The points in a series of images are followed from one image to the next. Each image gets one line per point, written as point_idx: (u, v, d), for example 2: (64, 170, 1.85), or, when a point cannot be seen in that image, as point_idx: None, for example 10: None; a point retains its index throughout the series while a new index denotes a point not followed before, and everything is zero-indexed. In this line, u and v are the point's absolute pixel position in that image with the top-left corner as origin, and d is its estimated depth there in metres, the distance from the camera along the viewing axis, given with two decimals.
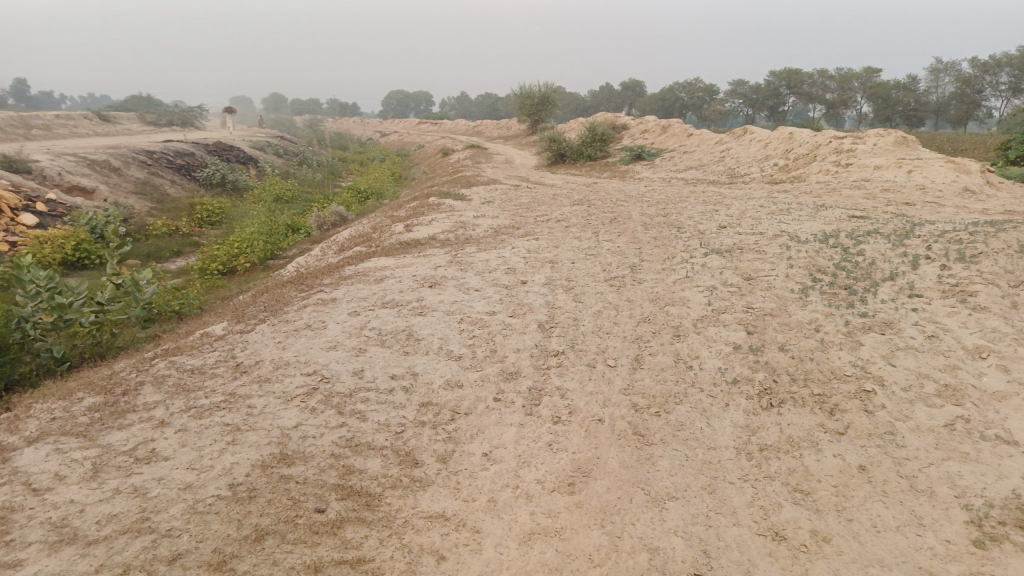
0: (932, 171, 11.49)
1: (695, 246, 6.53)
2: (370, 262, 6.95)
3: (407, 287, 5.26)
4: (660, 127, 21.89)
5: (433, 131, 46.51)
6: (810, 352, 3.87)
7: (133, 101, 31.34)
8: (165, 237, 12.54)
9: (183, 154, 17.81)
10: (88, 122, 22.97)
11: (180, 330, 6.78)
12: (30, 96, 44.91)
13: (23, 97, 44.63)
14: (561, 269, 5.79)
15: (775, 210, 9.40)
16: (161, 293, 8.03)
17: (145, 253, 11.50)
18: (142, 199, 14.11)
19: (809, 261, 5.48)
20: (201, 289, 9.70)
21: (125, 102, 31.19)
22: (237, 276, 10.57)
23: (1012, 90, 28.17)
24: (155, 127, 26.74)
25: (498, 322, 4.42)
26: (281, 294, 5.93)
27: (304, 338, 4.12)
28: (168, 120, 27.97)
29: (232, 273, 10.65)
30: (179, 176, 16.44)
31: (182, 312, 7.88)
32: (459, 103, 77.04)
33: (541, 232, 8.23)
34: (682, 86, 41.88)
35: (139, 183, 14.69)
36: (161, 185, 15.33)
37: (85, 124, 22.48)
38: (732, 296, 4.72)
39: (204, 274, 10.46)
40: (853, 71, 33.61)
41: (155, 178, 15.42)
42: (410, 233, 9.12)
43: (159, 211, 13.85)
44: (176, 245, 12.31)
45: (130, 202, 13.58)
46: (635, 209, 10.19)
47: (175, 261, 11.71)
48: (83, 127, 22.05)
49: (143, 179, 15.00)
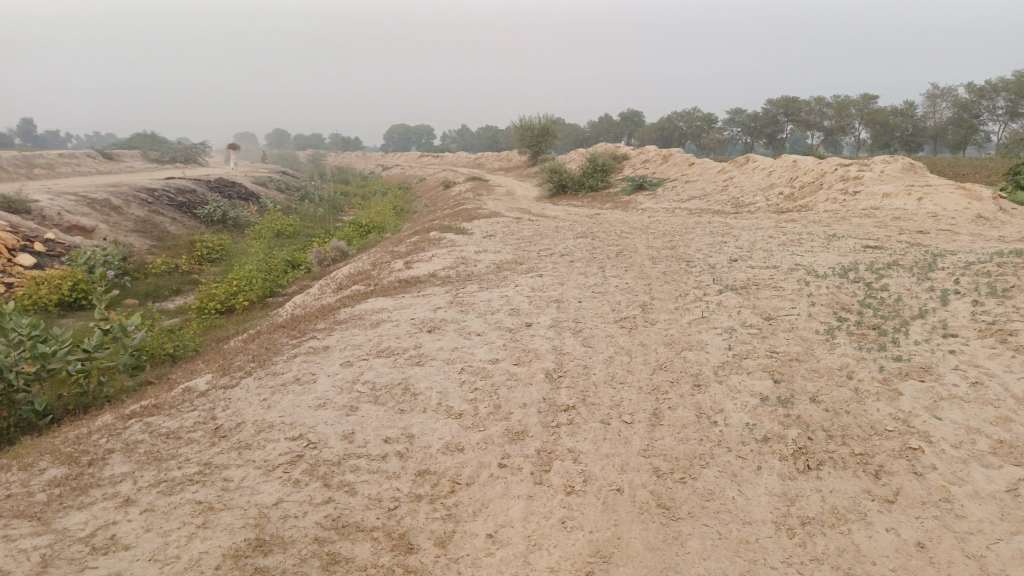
0: (943, 198, 11.21)
1: (707, 282, 6.21)
2: (367, 303, 6.64)
3: (405, 332, 4.93)
4: (661, 156, 21.75)
5: (434, 164, 46.63)
6: (845, 404, 3.53)
7: (137, 138, 31.31)
8: (163, 275, 12.27)
9: (184, 191, 17.61)
10: (89, 160, 22.88)
11: (170, 377, 6.44)
12: (36, 136, 45.08)
13: (27, 136, 44.90)
14: (567, 309, 5.47)
15: (785, 241, 9.11)
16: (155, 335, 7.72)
17: (142, 292, 11.22)
18: (141, 237, 13.85)
19: (832, 297, 5.15)
20: (197, 330, 9.38)
21: (129, 139, 31.18)
22: (234, 315, 10.26)
23: (1010, 115, 28.10)
24: (156, 164, 26.67)
25: (502, 371, 4.08)
26: (273, 339, 5.62)
27: (291, 395, 3.78)
28: (170, 157, 27.93)
29: (230, 311, 10.35)
30: (179, 214, 16.21)
31: (176, 355, 7.56)
32: (459, 136, 77.50)
33: (545, 268, 7.93)
34: (681, 115, 41.98)
35: (139, 221, 14.47)
36: (160, 222, 15.10)
37: (86, 162, 22.37)
38: (753, 339, 4.39)
39: (202, 313, 10.16)
40: (850, 98, 33.67)
41: (155, 216, 15.19)
42: (410, 270, 8.83)
43: (158, 249, 13.59)
44: (175, 283, 12.04)
45: (129, 240, 13.33)
46: (641, 241, 9.90)
47: (173, 300, 11.43)
48: (84, 165, 21.94)
49: (142, 217, 14.78)
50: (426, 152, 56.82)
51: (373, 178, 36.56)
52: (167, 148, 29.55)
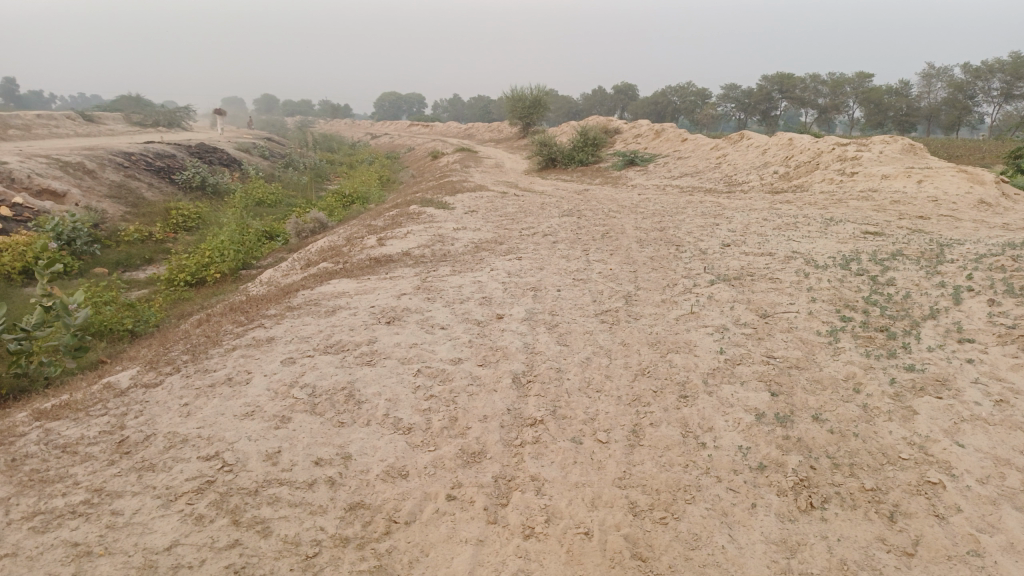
0: (944, 181, 10.74)
1: (698, 270, 5.72)
2: (332, 284, 6.13)
3: (360, 323, 4.42)
4: (653, 131, 21.18)
5: (423, 133, 45.79)
6: (853, 425, 3.06)
7: (121, 99, 30.33)
8: (136, 243, 11.67)
9: (163, 155, 16.88)
10: (68, 121, 22.01)
11: (122, 356, 5.90)
12: (18, 95, 43.82)
13: (9, 95, 43.64)
14: (544, 299, 4.97)
15: (781, 224, 8.63)
16: (114, 310, 7.12)
17: (113, 261, 10.64)
18: (115, 203, 13.18)
19: (834, 292, 4.68)
20: (164, 304, 8.81)
21: (113, 101, 30.19)
22: (205, 287, 9.70)
23: (1004, 96, 27.66)
24: (138, 127, 25.78)
25: (464, 374, 3.59)
26: (222, 323, 5.11)
27: (216, 402, 3.28)
28: (153, 120, 27.03)
29: (201, 283, 9.78)
30: (156, 179, 15.51)
31: (136, 331, 6.97)
32: (450, 104, 76.35)
33: (525, 249, 7.42)
34: (675, 90, 41.20)
35: (114, 186, 13.80)
36: (136, 187, 14.43)
37: (65, 123, 21.50)
38: (749, 341, 3.91)
39: (171, 285, 9.58)
40: (846, 75, 33.08)
41: (131, 181, 14.51)
42: (383, 247, 8.28)
43: (131, 215, 12.95)
44: (148, 252, 11.45)
45: (103, 206, 12.67)
46: (630, 221, 9.39)
47: (145, 270, 10.85)
48: (62, 126, 21.09)
49: (118, 182, 14.10)
50: (417, 122, 55.79)
51: (360, 146, 35.73)
52: (151, 111, 28.66)
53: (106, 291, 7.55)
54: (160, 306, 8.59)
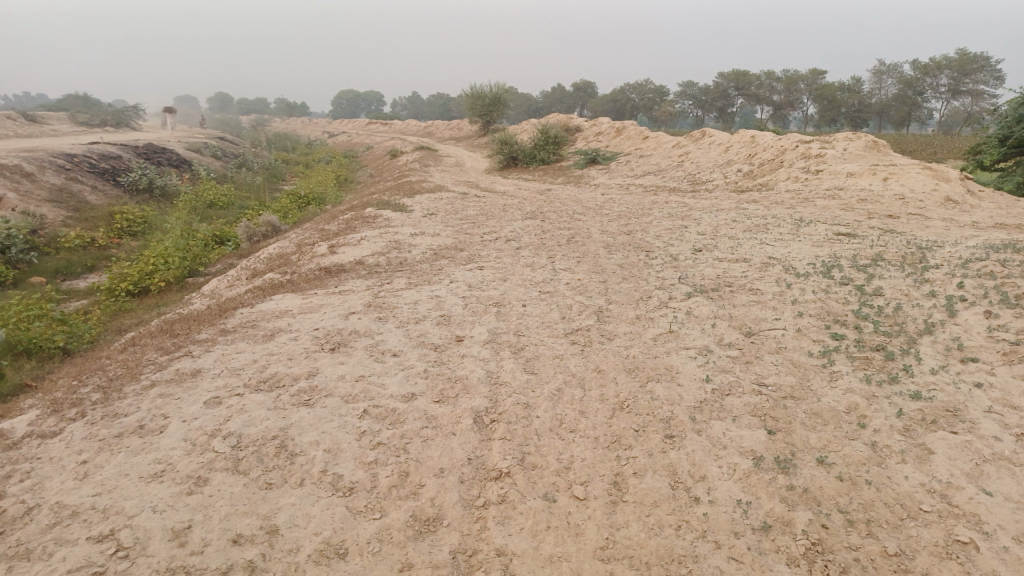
0: (909, 179, 10.56)
1: (672, 280, 5.32)
2: (278, 299, 5.60)
3: (301, 350, 3.91)
4: (613, 129, 20.89)
5: (381, 132, 44.94)
6: (864, 470, 2.68)
7: (66, 99, 28.98)
8: (77, 250, 10.90)
9: (108, 156, 15.98)
10: (9, 121, 20.82)
11: (46, 381, 5.23)
12: None
13: None
14: (508, 317, 4.51)
15: (751, 226, 8.31)
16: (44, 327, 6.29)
17: (51, 269, 9.88)
18: (56, 207, 12.33)
19: (821, 305, 4.32)
20: (102, 316, 8.12)
21: (58, 100, 28.87)
22: (149, 297, 9.01)
23: (952, 92, 28.10)
24: (84, 127, 24.60)
25: (417, 414, 3.12)
26: (152, 347, 4.54)
27: (123, 459, 2.76)
28: (100, 120, 25.84)
29: (144, 293, 9.08)
30: (101, 182, 14.63)
31: (68, 348, 6.07)
32: (408, 102, 75.44)
33: (486, 257, 6.96)
34: (634, 87, 41.10)
35: (54, 189, 12.91)
36: (78, 190, 13.56)
37: (4, 123, 20.33)
38: (736, 366, 3.51)
39: (111, 295, 8.87)
40: (800, 73, 33.29)
41: (73, 184, 13.63)
42: (335, 255, 7.74)
43: (72, 220, 12.13)
44: (90, 258, 10.71)
45: (42, 211, 11.83)
46: (596, 224, 9.00)
47: (85, 278, 10.11)
48: (2, 126, 19.95)
49: (58, 185, 13.21)
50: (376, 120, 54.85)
51: (316, 146, 34.82)
52: (97, 111, 27.44)
53: (35, 303, 6.88)
54: (97, 319, 7.91)
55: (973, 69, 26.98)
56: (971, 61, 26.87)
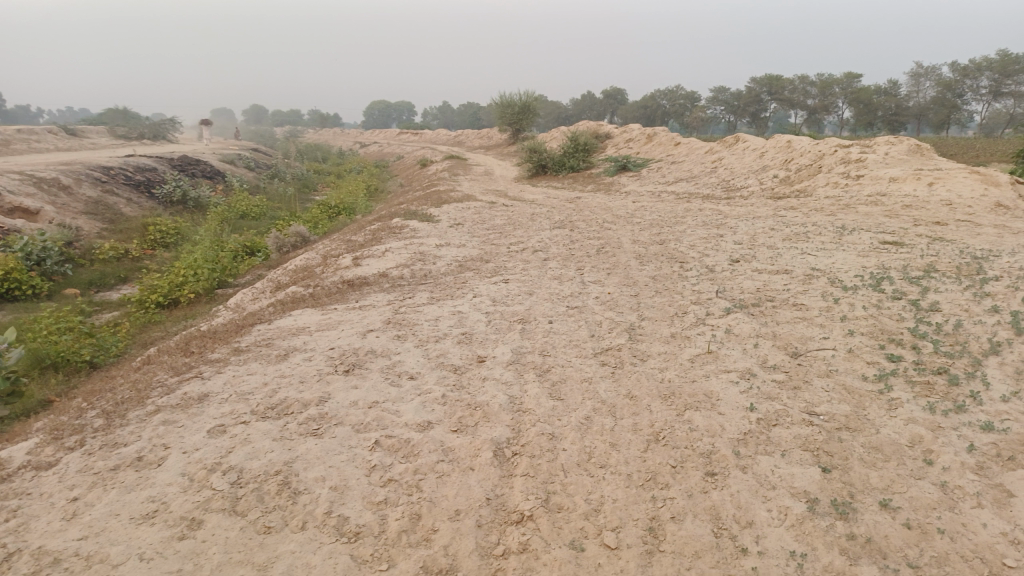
0: (956, 183, 10.08)
1: (708, 294, 5.01)
2: (299, 314, 5.40)
3: (314, 373, 3.69)
4: (645, 135, 20.55)
5: (412, 141, 45.04)
6: (934, 516, 2.35)
7: (106, 113, 29.48)
8: (110, 262, 10.90)
9: (143, 169, 16.09)
10: (50, 136, 21.17)
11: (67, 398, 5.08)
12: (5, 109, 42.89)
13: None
14: (534, 335, 4.25)
15: (790, 235, 7.95)
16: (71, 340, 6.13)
17: (84, 281, 9.87)
18: (91, 219, 12.38)
19: (872, 323, 3.98)
20: (130, 329, 8.02)
21: (98, 115, 29.38)
22: (178, 309, 8.91)
23: (994, 94, 27.27)
24: (123, 140, 24.95)
25: (433, 446, 2.87)
26: (168, 366, 4.35)
27: (117, 497, 2.55)
28: (138, 133, 26.20)
29: (173, 305, 8.99)
30: (135, 194, 14.71)
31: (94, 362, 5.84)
32: (439, 112, 75.75)
33: (513, 269, 6.70)
34: (665, 93, 40.67)
35: (90, 202, 12.98)
36: (114, 202, 13.62)
37: (45, 137, 20.67)
38: (782, 392, 3.21)
39: (140, 307, 8.78)
40: (835, 77, 32.60)
41: (108, 196, 13.69)
42: (358, 268, 7.54)
43: (106, 232, 12.17)
44: (123, 270, 10.69)
45: (77, 223, 11.88)
46: (627, 233, 8.70)
47: (118, 290, 10.08)
48: (43, 140, 20.28)
49: (94, 197, 13.28)
50: (406, 129, 55.07)
51: (347, 156, 34.95)
52: (135, 124, 27.84)
53: (63, 315, 6.79)
54: (124, 332, 7.81)
55: (1015, 70, 26.15)
56: (1013, 62, 26.05)
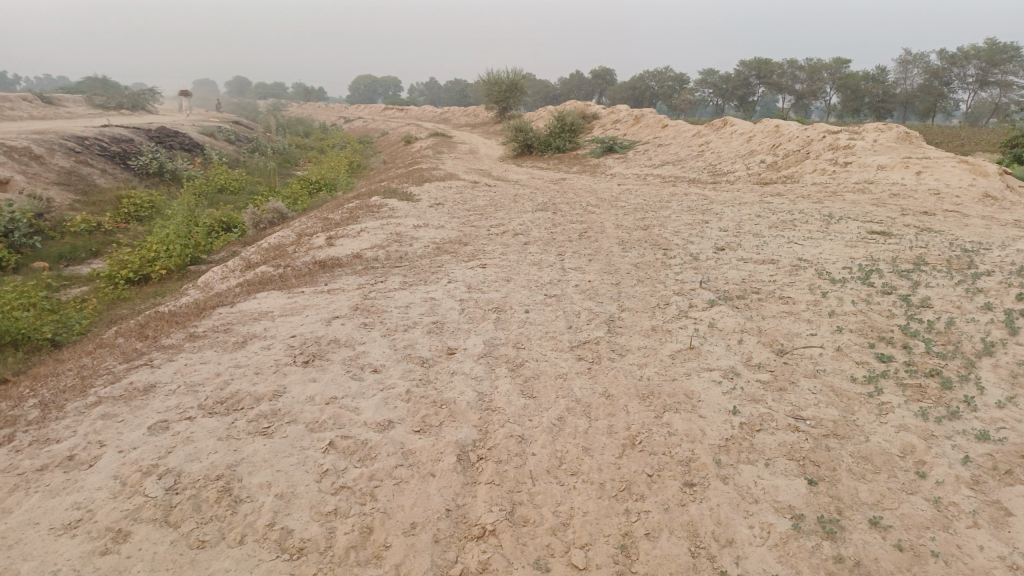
0: (944, 173, 9.95)
1: (692, 284, 4.81)
2: (267, 297, 5.15)
3: (271, 364, 3.45)
4: (631, 116, 20.29)
5: (398, 118, 44.44)
6: (929, 537, 2.17)
7: (84, 81, 28.70)
8: (83, 235, 10.53)
9: (120, 139, 15.62)
10: (25, 103, 20.55)
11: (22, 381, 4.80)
12: None
13: None
14: (508, 326, 4.03)
15: (777, 222, 7.77)
16: (35, 317, 5.82)
17: (54, 254, 9.51)
18: (64, 189, 11.96)
19: (862, 319, 3.80)
20: (98, 306, 7.72)
21: (76, 83, 28.62)
22: (149, 285, 8.58)
23: (980, 83, 27.24)
24: (101, 109, 24.30)
25: (392, 448, 2.65)
26: (123, 350, 4.09)
27: (39, 503, 2.32)
28: (117, 103, 25.54)
29: (144, 281, 8.66)
30: (111, 165, 14.26)
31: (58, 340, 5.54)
32: (426, 88, 74.81)
33: (491, 253, 6.48)
34: (653, 75, 40.35)
35: (63, 172, 12.55)
36: (88, 173, 13.19)
37: (20, 104, 20.04)
38: (767, 393, 3.02)
39: (110, 283, 8.45)
40: (823, 62, 32.40)
41: (83, 167, 13.26)
42: (332, 248, 7.28)
43: (79, 203, 11.77)
44: (95, 243, 10.32)
45: (49, 194, 11.47)
46: (611, 218, 8.49)
47: (89, 264, 9.73)
48: (18, 107, 19.66)
49: (68, 167, 12.85)
50: (392, 105, 54.30)
51: (331, 130, 34.36)
52: (115, 94, 27.13)
53: (26, 290, 6.48)
54: (93, 309, 7.51)
55: (1002, 60, 26.12)
56: (1000, 52, 26.00)
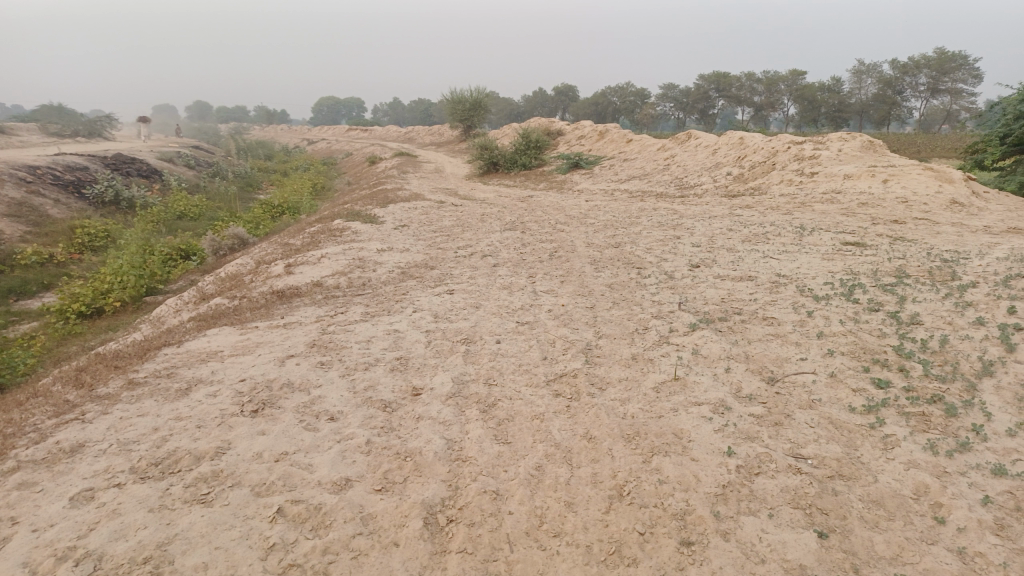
0: (910, 181, 9.91)
1: (671, 306, 4.57)
2: (220, 334, 4.79)
3: (216, 415, 3.11)
4: (596, 131, 20.22)
5: (362, 138, 44.06)
6: None
7: (39, 110, 27.89)
8: (34, 267, 10.00)
9: (74, 167, 15.04)
10: None
11: None
12: None
13: None
14: (479, 359, 3.74)
15: (750, 236, 7.61)
16: None
17: (2, 289, 8.99)
18: (14, 221, 11.40)
19: (853, 341, 3.58)
20: (48, 343, 7.24)
21: (30, 111, 27.80)
22: (103, 318, 8.11)
23: (931, 91, 27.76)
24: (56, 137, 23.57)
25: (349, 514, 2.34)
26: (57, 400, 3.70)
27: None
28: (72, 131, 24.82)
29: (98, 315, 8.18)
30: (65, 194, 13.68)
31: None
32: (389, 108, 74.59)
33: (459, 278, 6.19)
34: (614, 90, 40.62)
35: (14, 203, 11.98)
36: (40, 203, 12.62)
37: None
38: (762, 430, 2.77)
39: (61, 318, 7.97)
40: (780, 74, 32.82)
41: (35, 196, 12.69)
42: (292, 276, 6.93)
43: (30, 234, 11.23)
44: (46, 276, 9.81)
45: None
46: (580, 236, 8.27)
47: (40, 298, 9.22)
48: None
49: (19, 197, 12.28)
50: (356, 126, 53.90)
51: (293, 153, 33.85)
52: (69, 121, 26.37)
53: None
54: (41, 346, 7.04)
55: (951, 68, 26.65)
56: (949, 60, 26.53)
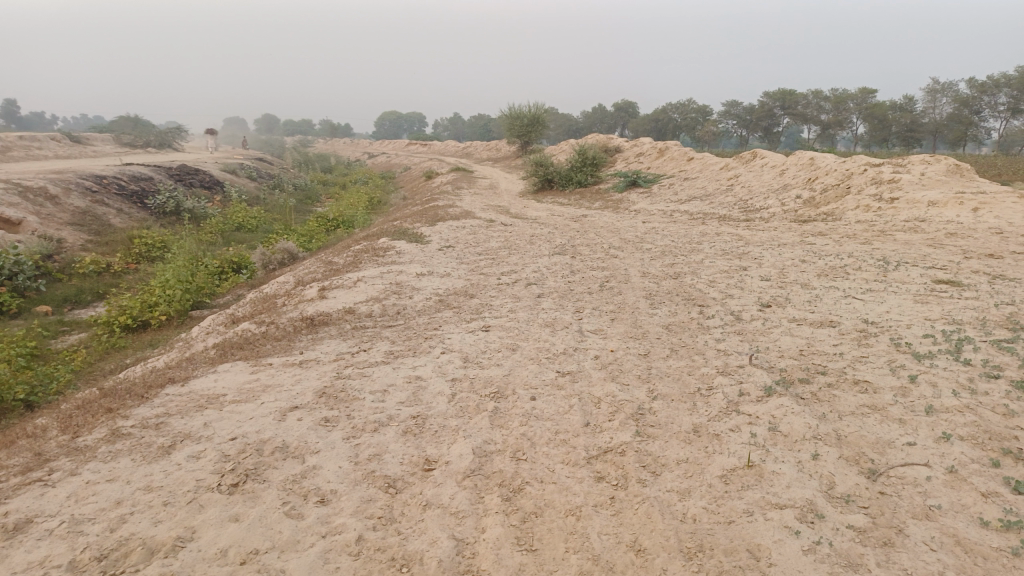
0: (1005, 210, 8.92)
1: (740, 358, 3.91)
2: (236, 370, 4.33)
3: (192, 487, 2.61)
4: (655, 149, 19.51)
5: (421, 152, 44.19)
6: None
7: (115, 121, 28.60)
8: (92, 276, 9.85)
9: (139, 177, 15.10)
10: (53, 143, 20.25)
11: None
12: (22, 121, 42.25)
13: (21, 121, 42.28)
14: (508, 423, 3.15)
15: (825, 269, 6.84)
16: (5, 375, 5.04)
17: (58, 298, 8.83)
18: (75, 230, 11.34)
19: (974, 422, 2.85)
20: (89, 357, 6.95)
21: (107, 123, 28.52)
22: (149, 331, 7.79)
23: (1011, 111, 25.36)
24: (127, 148, 24.06)
25: None
26: (42, 446, 3.25)
27: None
28: (142, 142, 25.30)
29: (144, 328, 7.86)
30: (127, 204, 13.65)
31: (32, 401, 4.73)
32: (450, 122, 74.97)
33: (499, 310, 5.63)
34: (676, 108, 39.65)
35: (79, 212, 11.96)
36: (105, 213, 12.60)
37: (48, 145, 19.75)
38: (866, 554, 2.11)
39: (107, 330, 7.68)
40: (850, 91, 31.33)
41: (100, 206, 12.68)
42: (324, 301, 6.50)
43: (94, 244, 11.14)
44: (103, 285, 9.63)
45: (62, 234, 10.88)
46: (635, 263, 7.61)
47: (96, 308, 9.02)
48: (45, 147, 19.34)
49: (84, 207, 12.26)
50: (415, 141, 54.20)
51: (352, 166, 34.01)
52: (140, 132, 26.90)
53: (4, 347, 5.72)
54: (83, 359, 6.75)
55: None
56: None
